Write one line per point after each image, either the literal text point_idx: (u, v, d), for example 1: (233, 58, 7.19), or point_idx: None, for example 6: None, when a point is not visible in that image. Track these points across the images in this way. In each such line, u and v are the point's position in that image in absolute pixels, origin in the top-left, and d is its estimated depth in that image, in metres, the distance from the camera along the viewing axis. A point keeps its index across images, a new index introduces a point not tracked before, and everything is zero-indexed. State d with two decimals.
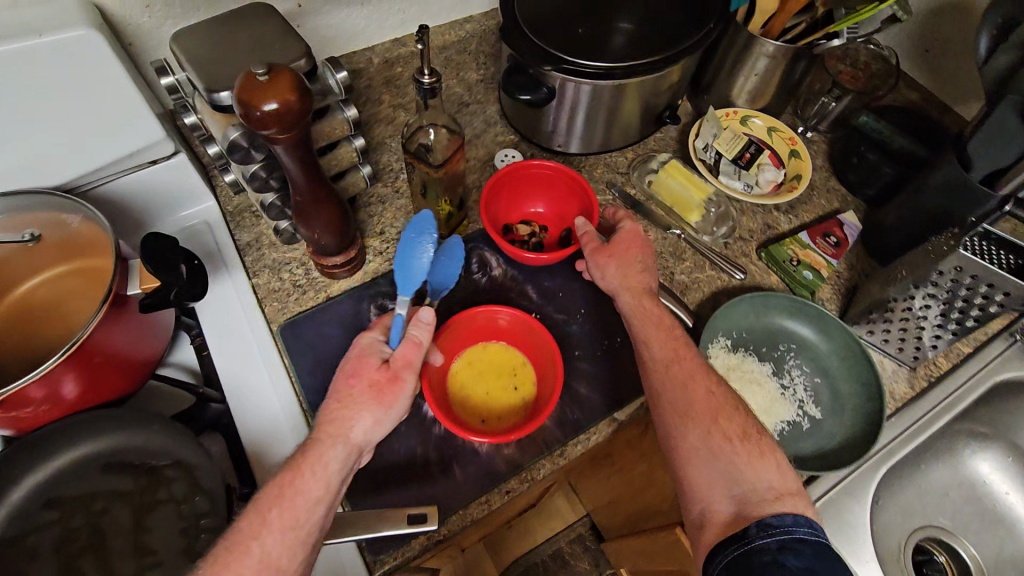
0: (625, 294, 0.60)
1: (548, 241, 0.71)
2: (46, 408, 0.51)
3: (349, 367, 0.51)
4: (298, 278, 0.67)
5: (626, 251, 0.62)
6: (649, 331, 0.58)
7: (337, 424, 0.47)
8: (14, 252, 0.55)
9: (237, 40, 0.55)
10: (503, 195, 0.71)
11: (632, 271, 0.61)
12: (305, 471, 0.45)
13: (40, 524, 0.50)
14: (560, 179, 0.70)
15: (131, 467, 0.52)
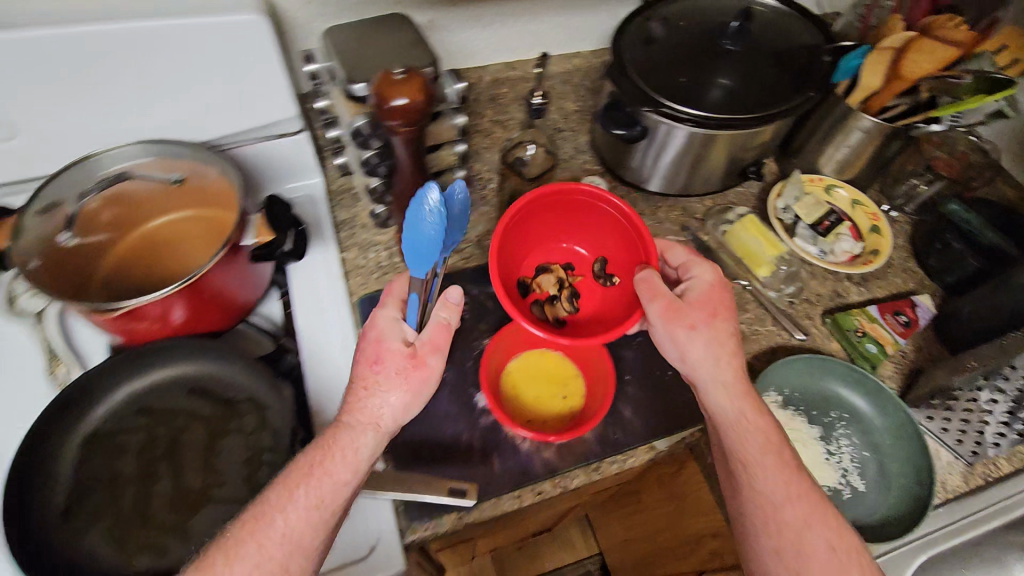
0: (722, 394, 0.56)
1: (581, 281, 0.71)
2: (155, 326, 0.58)
3: (368, 350, 0.53)
4: (382, 260, 0.73)
5: (698, 314, 0.58)
6: (750, 450, 0.54)
7: (368, 409, 0.50)
8: (159, 188, 0.63)
9: (376, 42, 0.62)
10: (526, 233, 0.69)
11: (712, 347, 0.57)
12: (330, 455, 0.48)
13: (128, 428, 0.56)
14: (590, 208, 0.68)
15: (212, 394, 0.58)
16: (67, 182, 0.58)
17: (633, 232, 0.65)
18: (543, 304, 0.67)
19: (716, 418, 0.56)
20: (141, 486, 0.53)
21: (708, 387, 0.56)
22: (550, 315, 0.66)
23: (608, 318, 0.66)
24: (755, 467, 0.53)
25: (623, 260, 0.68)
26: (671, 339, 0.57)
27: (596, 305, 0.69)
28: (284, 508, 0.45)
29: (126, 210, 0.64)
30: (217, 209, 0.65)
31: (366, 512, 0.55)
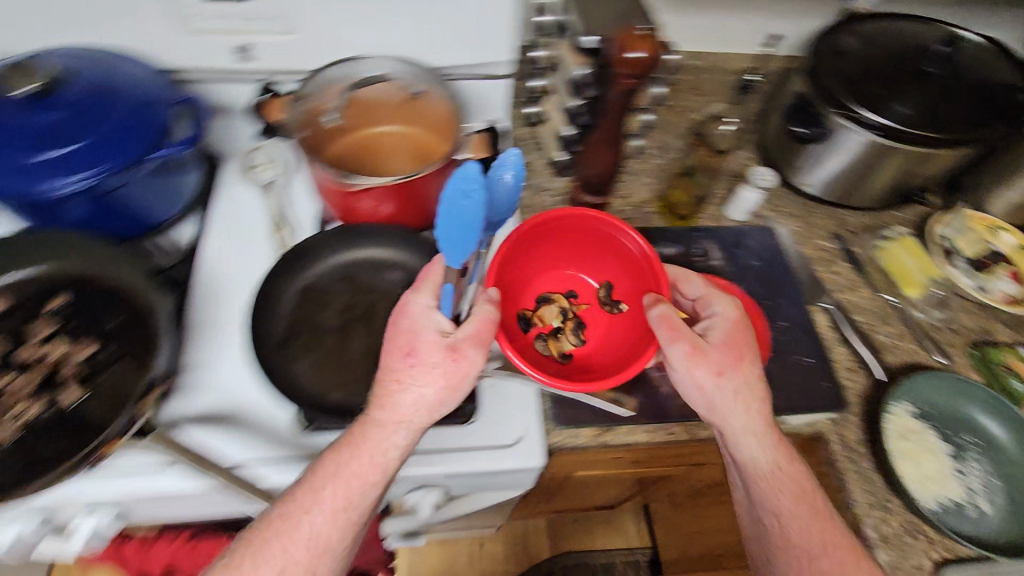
0: (752, 442, 0.56)
1: (585, 311, 0.68)
2: (372, 208, 0.67)
3: (403, 342, 0.53)
4: (551, 204, 0.80)
5: (723, 358, 0.57)
6: (784, 504, 0.55)
7: (399, 407, 0.51)
8: (401, 94, 0.71)
9: (604, 6, 0.69)
10: (528, 257, 0.67)
11: (735, 393, 0.57)
12: (357, 453, 0.50)
13: (334, 290, 0.65)
14: (590, 232, 0.66)
15: (406, 279, 0.66)
16: (341, 70, 0.69)
17: (643, 262, 0.63)
18: (547, 340, 0.65)
19: (742, 467, 0.57)
20: (341, 337, 0.63)
21: (736, 435, 0.56)
22: (556, 351, 0.64)
23: (617, 352, 0.64)
24: (787, 517, 0.55)
25: (629, 286, 0.67)
26: (696, 388, 0.57)
27: (601, 334, 0.67)
28: (309, 509, 0.49)
29: (369, 104, 0.71)
30: (432, 137, 0.71)
31: (521, 408, 0.63)
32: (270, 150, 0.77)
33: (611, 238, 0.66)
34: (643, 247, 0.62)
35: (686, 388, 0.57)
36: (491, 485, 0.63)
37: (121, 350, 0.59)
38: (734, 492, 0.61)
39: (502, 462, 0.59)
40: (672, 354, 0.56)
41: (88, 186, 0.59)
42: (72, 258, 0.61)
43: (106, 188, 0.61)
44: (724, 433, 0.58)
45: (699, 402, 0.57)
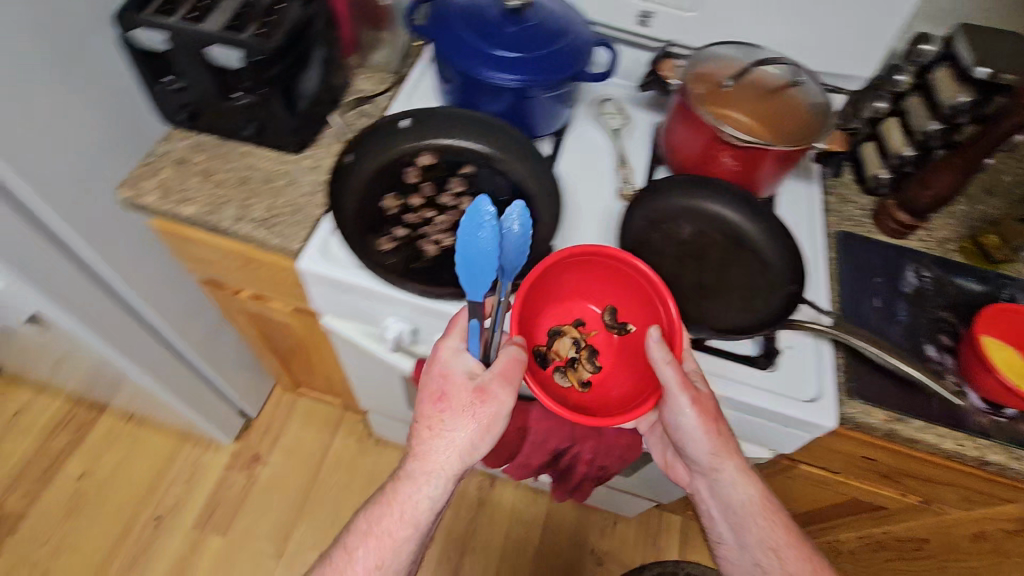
0: (740, 484, 0.66)
1: (597, 337, 0.73)
2: (725, 166, 0.77)
3: (433, 386, 0.60)
4: (856, 214, 0.86)
5: (712, 407, 0.63)
6: (779, 540, 0.65)
7: (432, 456, 0.59)
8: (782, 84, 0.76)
9: (998, 42, 0.73)
10: (544, 290, 0.70)
11: (722, 437, 0.64)
12: (381, 518, 0.61)
13: (676, 228, 0.76)
14: (598, 264, 0.69)
15: (738, 237, 0.75)
16: (734, 48, 0.79)
17: (650, 291, 0.67)
18: (565, 370, 0.70)
19: (732, 505, 0.66)
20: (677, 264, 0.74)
21: (732, 478, 0.65)
22: (578, 380, 0.69)
23: (629, 382, 0.69)
24: (785, 551, 0.64)
25: (633, 307, 0.71)
26: (694, 438, 0.64)
27: (614, 358, 0.72)
28: (361, 548, 0.61)
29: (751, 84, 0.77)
30: (795, 127, 0.75)
31: (823, 373, 0.69)
32: (615, 103, 0.91)
33: (623, 273, 0.69)
34: (656, 279, 0.65)
35: (688, 437, 0.64)
36: (769, 428, 0.71)
37: None
38: (721, 537, 0.69)
39: (803, 409, 0.67)
40: (679, 405, 0.62)
41: (518, 86, 0.73)
42: (493, 141, 0.75)
43: (526, 93, 0.74)
44: (716, 479, 0.67)
45: (698, 450, 0.65)
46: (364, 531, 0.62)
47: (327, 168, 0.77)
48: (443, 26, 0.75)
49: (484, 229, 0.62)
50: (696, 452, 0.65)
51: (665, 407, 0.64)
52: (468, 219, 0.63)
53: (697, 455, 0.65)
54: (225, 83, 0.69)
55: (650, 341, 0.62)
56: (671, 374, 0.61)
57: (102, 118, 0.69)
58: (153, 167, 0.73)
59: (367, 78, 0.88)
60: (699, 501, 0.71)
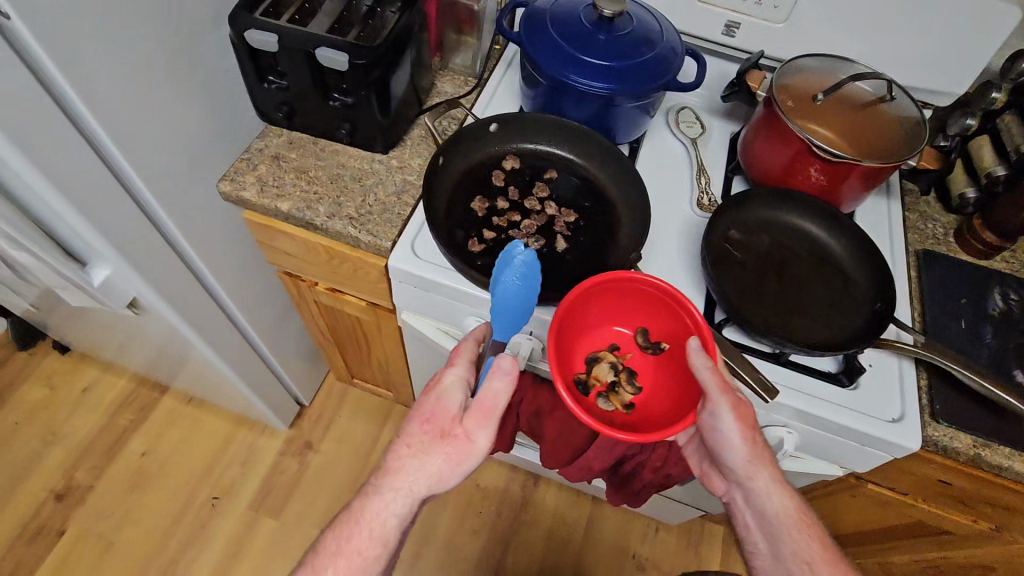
0: (776, 494, 0.65)
1: (634, 359, 0.72)
2: (807, 181, 0.76)
3: (423, 408, 0.60)
4: (938, 232, 0.84)
5: (750, 416, 0.63)
6: (816, 554, 0.63)
7: (406, 475, 0.59)
8: (872, 102, 0.76)
9: None
10: (582, 316, 0.69)
11: (758, 447, 0.65)
12: (353, 533, 0.60)
13: (761, 239, 0.76)
14: (631, 289, 0.67)
15: (821, 251, 0.75)
16: (825, 65, 0.80)
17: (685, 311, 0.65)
18: (608, 395, 0.68)
19: (768, 517, 0.66)
20: (759, 277, 0.73)
21: (767, 489, 0.65)
22: (622, 404, 0.67)
23: (670, 401, 0.68)
24: (821, 564, 0.63)
25: (667, 328, 0.69)
26: (731, 445, 0.64)
27: (655, 380, 0.70)
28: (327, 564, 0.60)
29: (840, 102, 0.77)
30: (883, 145, 0.74)
31: (907, 392, 0.68)
32: (691, 112, 0.90)
33: (654, 296, 0.67)
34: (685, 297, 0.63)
35: (726, 445, 0.64)
36: (848, 447, 0.70)
37: (595, 225, 0.73)
38: (754, 546, 0.68)
39: (887, 429, 0.66)
40: (718, 413, 0.61)
41: (606, 93, 0.72)
42: (576, 147, 0.78)
43: (612, 101, 0.74)
44: (750, 490, 0.66)
45: (735, 457, 0.65)
46: (327, 547, 0.60)
47: (413, 168, 0.79)
48: (536, 30, 0.76)
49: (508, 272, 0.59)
50: (732, 460, 0.65)
51: (704, 414, 0.64)
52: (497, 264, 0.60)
53: (734, 463, 0.66)
54: (326, 84, 0.72)
55: (691, 352, 0.60)
56: (713, 384, 0.60)
57: (209, 112, 0.72)
58: (252, 162, 0.76)
59: (448, 81, 0.90)
60: (733, 509, 0.71)
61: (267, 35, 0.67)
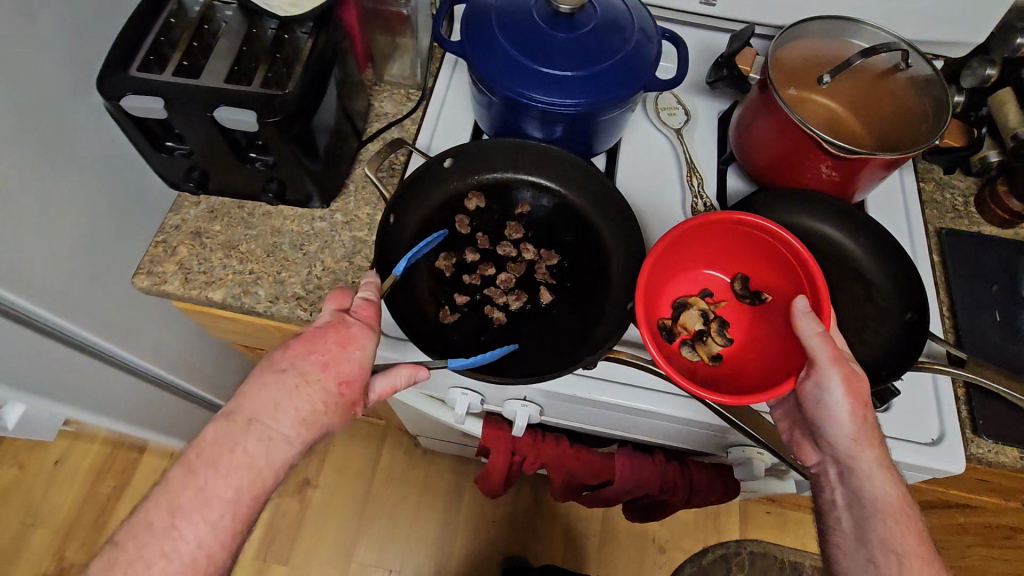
0: (881, 479, 0.54)
1: (728, 308, 0.65)
2: (816, 174, 0.66)
3: (336, 358, 0.48)
4: (958, 203, 0.75)
5: (865, 391, 0.54)
6: (909, 546, 0.53)
7: (293, 419, 0.46)
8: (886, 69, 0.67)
9: None
10: (674, 260, 0.62)
11: (867, 423, 0.54)
12: (228, 468, 0.44)
13: None
14: (732, 231, 0.61)
15: (835, 255, 0.67)
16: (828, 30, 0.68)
17: (787, 257, 0.59)
18: (694, 344, 0.61)
19: (863, 499, 0.55)
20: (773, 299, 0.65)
21: (870, 471, 0.55)
22: (708, 355, 0.61)
23: (763, 355, 0.60)
24: (911, 558, 0.53)
25: (775, 277, 0.62)
26: (835, 418, 0.54)
27: (748, 331, 0.63)
28: (183, 510, 0.43)
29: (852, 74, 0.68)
30: (895, 122, 0.68)
31: (944, 410, 0.62)
32: (671, 96, 0.78)
33: (762, 239, 0.60)
34: (791, 241, 0.57)
35: (827, 417, 0.55)
36: None
37: (580, 265, 0.63)
38: (835, 524, 0.58)
39: (926, 454, 0.60)
40: (826, 381, 0.53)
41: (575, 110, 0.61)
42: (547, 170, 0.67)
43: (583, 116, 0.62)
44: (847, 469, 0.56)
45: (837, 431, 0.55)
46: (183, 486, 0.43)
47: (361, 221, 0.67)
48: (478, 36, 0.62)
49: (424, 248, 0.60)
50: (834, 433, 0.55)
51: (806, 381, 0.55)
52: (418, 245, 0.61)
53: (833, 437, 0.56)
54: (238, 145, 0.59)
55: (797, 313, 0.53)
56: (823, 349, 0.52)
57: (102, 196, 0.59)
58: (170, 245, 0.64)
59: (388, 98, 0.76)
60: (821, 485, 0.60)
61: (149, 100, 0.53)
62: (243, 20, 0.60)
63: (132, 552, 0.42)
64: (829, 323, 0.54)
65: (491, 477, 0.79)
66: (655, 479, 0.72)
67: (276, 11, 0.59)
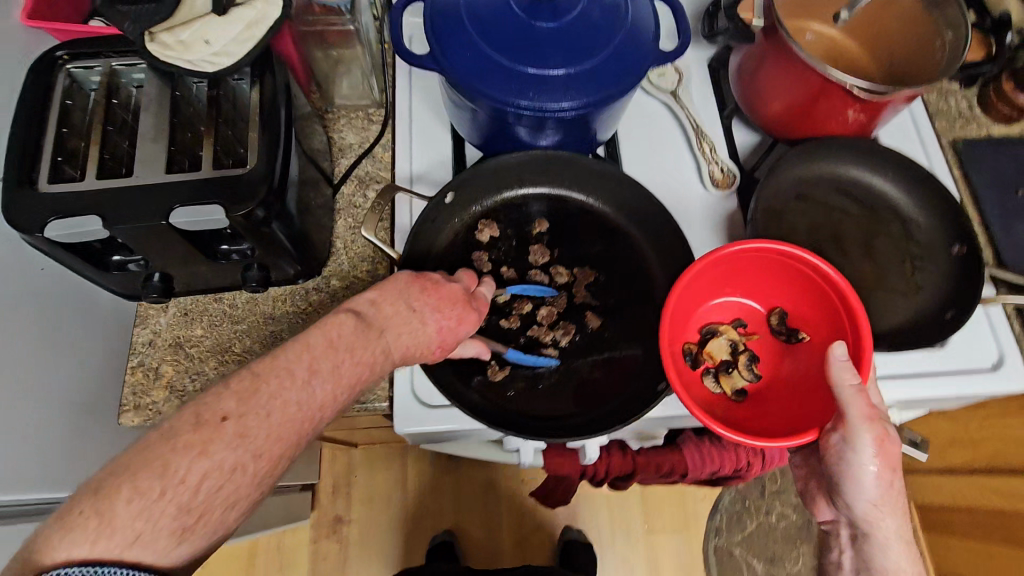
0: (899, 549, 0.49)
1: (758, 343, 0.58)
2: (834, 121, 0.60)
3: (455, 304, 0.49)
4: (963, 108, 0.72)
5: (896, 454, 0.47)
6: None
7: (401, 326, 0.46)
8: None
9: None
10: (703, 283, 0.55)
11: (892, 489, 0.48)
12: (357, 359, 0.43)
13: (799, 207, 0.63)
14: (759, 255, 0.55)
15: (863, 197, 0.63)
16: None
17: (827, 284, 0.53)
18: (718, 375, 0.54)
19: (873, 568, 0.50)
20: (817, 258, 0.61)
21: (884, 541, 0.49)
22: (732, 390, 0.54)
23: (794, 398, 0.53)
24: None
25: (814, 311, 0.55)
26: (858, 482, 0.48)
27: (779, 371, 0.56)
28: (316, 371, 0.41)
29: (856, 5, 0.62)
30: (908, 46, 0.61)
31: (995, 331, 0.62)
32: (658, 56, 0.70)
33: (790, 261, 0.54)
34: (829, 271, 0.52)
35: (848, 480, 0.48)
36: (946, 403, 0.64)
37: (618, 277, 0.58)
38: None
39: (991, 381, 0.60)
40: (855, 441, 0.46)
41: (575, 113, 0.52)
42: (554, 178, 0.60)
43: (585, 117, 0.54)
44: (863, 535, 0.51)
45: (859, 496, 0.49)
46: (324, 354, 0.42)
47: (362, 281, 0.59)
48: (446, 38, 0.52)
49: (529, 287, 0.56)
50: (853, 498, 0.49)
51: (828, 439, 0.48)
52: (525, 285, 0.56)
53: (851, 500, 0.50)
54: (205, 240, 0.48)
55: (832, 360, 0.46)
56: (857, 405, 0.45)
57: (55, 331, 0.48)
58: (152, 367, 0.55)
59: (347, 126, 0.65)
60: (830, 542, 0.56)
61: (82, 222, 0.42)
62: (160, 81, 0.48)
63: (268, 390, 0.39)
64: (865, 375, 0.47)
65: (556, 491, 0.79)
66: (732, 465, 0.69)
67: (203, 67, 0.46)
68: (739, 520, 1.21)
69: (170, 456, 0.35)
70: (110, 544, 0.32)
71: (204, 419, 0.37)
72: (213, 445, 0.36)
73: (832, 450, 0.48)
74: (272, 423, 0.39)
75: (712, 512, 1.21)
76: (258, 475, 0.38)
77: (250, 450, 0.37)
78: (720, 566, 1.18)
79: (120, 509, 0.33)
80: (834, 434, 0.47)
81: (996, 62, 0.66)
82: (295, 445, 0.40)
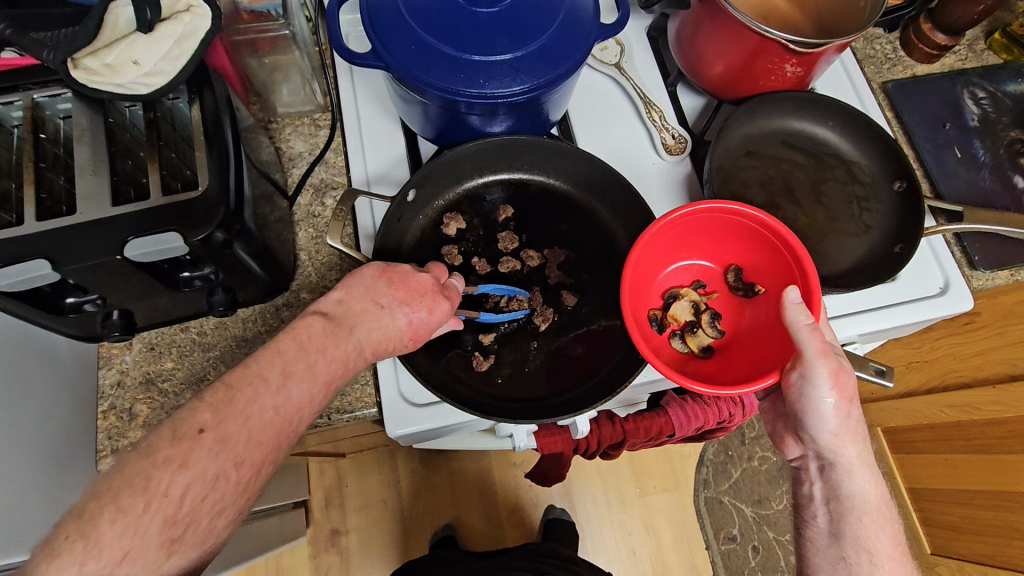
0: (862, 473, 0.52)
1: (718, 301, 0.60)
2: (774, 78, 0.62)
3: (424, 291, 0.48)
4: (888, 53, 0.76)
5: (852, 385, 0.49)
6: (883, 539, 0.51)
7: (372, 319, 0.46)
8: None
9: None
10: (659, 249, 0.58)
11: (850, 419, 0.50)
12: (330, 359, 0.43)
13: (750, 164, 0.65)
14: (712, 218, 0.56)
15: (807, 147, 0.66)
16: None
17: (774, 239, 0.54)
18: (683, 336, 0.57)
19: (841, 493, 0.53)
20: (771, 210, 0.64)
21: (848, 466, 0.52)
22: (698, 348, 0.56)
23: (755, 351, 0.55)
24: (884, 557, 0.51)
25: (767, 265, 0.57)
26: (819, 415, 0.50)
27: (740, 326, 0.58)
28: (291, 375, 0.41)
29: None
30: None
31: (939, 258, 0.66)
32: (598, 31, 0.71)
33: (738, 220, 0.56)
34: (775, 223, 0.53)
35: (810, 415, 0.50)
36: (903, 331, 0.68)
37: (586, 252, 0.59)
38: (811, 517, 0.56)
39: (941, 304, 0.64)
40: (812, 376, 0.48)
41: (526, 96, 0.52)
42: (515, 164, 0.61)
43: (536, 99, 0.54)
44: (830, 464, 0.53)
45: (821, 428, 0.51)
46: (295, 357, 0.41)
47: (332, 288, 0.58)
48: (385, 34, 0.51)
49: (504, 290, 0.56)
50: (816, 431, 0.51)
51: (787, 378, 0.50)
52: (497, 286, 0.56)
53: (815, 433, 0.52)
54: (163, 269, 0.46)
55: (787, 304, 0.48)
56: (812, 342, 0.47)
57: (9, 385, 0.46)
58: (124, 408, 0.53)
59: (294, 133, 0.63)
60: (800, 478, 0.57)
61: (31, 267, 0.40)
62: (89, 109, 0.45)
63: (245, 397, 0.38)
64: (817, 315, 0.49)
65: (551, 469, 0.80)
66: (716, 419, 0.70)
67: (137, 90, 0.44)
68: (724, 469, 1.26)
69: (152, 472, 0.34)
70: (99, 564, 0.31)
71: (181, 433, 0.36)
72: (193, 456, 0.35)
73: (793, 387, 0.50)
74: (251, 429, 0.38)
75: (698, 466, 1.26)
76: (242, 483, 0.37)
77: (230, 459, 0.37)
78: (712, 516, 1.23)
79: (105, 529, 0.32)
80: (793, 372, 0.49)
81: (912, 6, 0.72)
82: (275, 449, 0.39)
